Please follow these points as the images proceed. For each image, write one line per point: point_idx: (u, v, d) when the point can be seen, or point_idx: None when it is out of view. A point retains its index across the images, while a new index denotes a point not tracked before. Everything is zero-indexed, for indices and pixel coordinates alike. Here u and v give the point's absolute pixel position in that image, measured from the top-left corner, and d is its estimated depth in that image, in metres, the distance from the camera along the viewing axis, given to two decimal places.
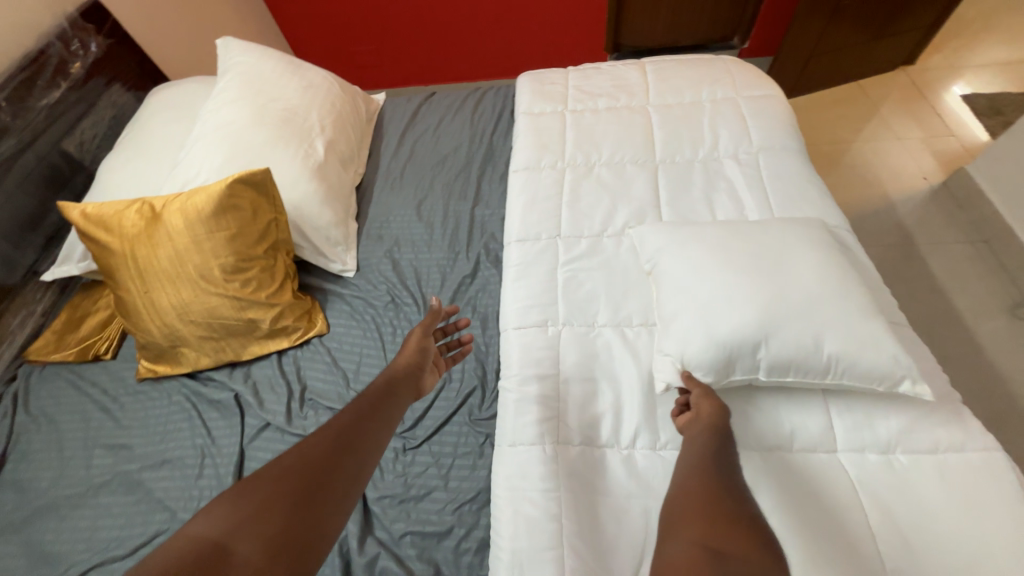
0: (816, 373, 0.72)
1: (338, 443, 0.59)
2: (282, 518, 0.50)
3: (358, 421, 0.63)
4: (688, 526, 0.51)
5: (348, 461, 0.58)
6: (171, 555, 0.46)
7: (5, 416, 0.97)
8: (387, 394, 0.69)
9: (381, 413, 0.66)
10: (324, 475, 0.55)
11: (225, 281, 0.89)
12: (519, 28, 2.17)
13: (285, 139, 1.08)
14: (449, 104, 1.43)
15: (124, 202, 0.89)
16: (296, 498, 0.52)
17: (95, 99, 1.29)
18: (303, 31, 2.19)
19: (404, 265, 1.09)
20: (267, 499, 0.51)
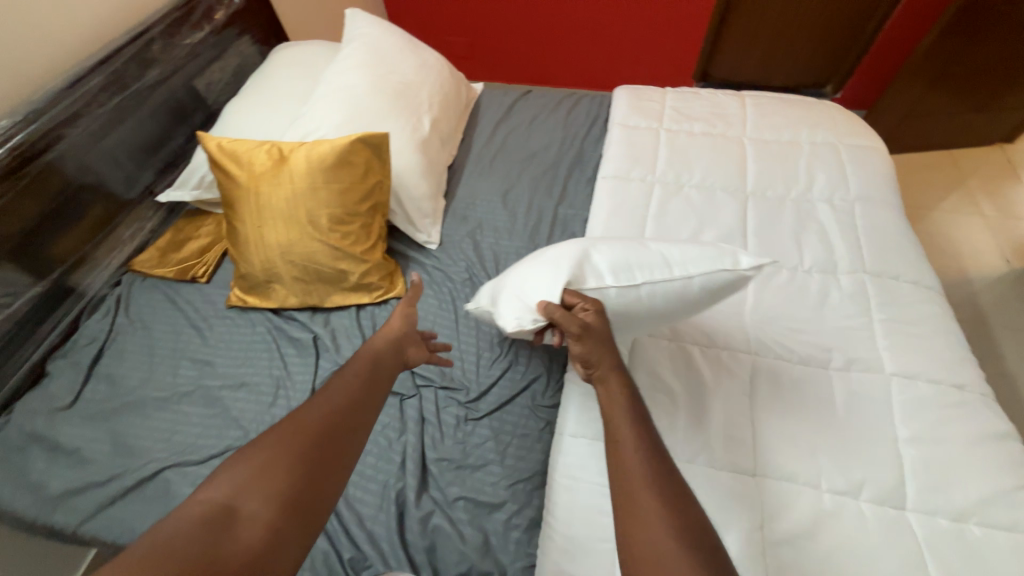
0: (663, 269, 0.76)
1: (334, 415, 0.63)
2: (283, 478, 0.55)
3: (351, 392, 0.67)
4: (646, 529, 0.54)
5: (341, 428, 0.62)
6: (186, 516, 0.51)
7: (108, 315, 1.06)
8: (375, 370, 0.72)
9: (369, 384, 0.70)
10: (320, 440, 0.60)
11: (329, 230, 0.95)
12: (610, 41, 2.20)
13: (398, 109, 1.13)
14: (544, 104, 1.47)
15: (256, 142, 0.96)
16: (296, 461, 0.57)
17: (228, 46, 1.39)
18: (405, 15, 2.29)
19: (484, 247, 1.13)
20: (267, 464, 0.56)
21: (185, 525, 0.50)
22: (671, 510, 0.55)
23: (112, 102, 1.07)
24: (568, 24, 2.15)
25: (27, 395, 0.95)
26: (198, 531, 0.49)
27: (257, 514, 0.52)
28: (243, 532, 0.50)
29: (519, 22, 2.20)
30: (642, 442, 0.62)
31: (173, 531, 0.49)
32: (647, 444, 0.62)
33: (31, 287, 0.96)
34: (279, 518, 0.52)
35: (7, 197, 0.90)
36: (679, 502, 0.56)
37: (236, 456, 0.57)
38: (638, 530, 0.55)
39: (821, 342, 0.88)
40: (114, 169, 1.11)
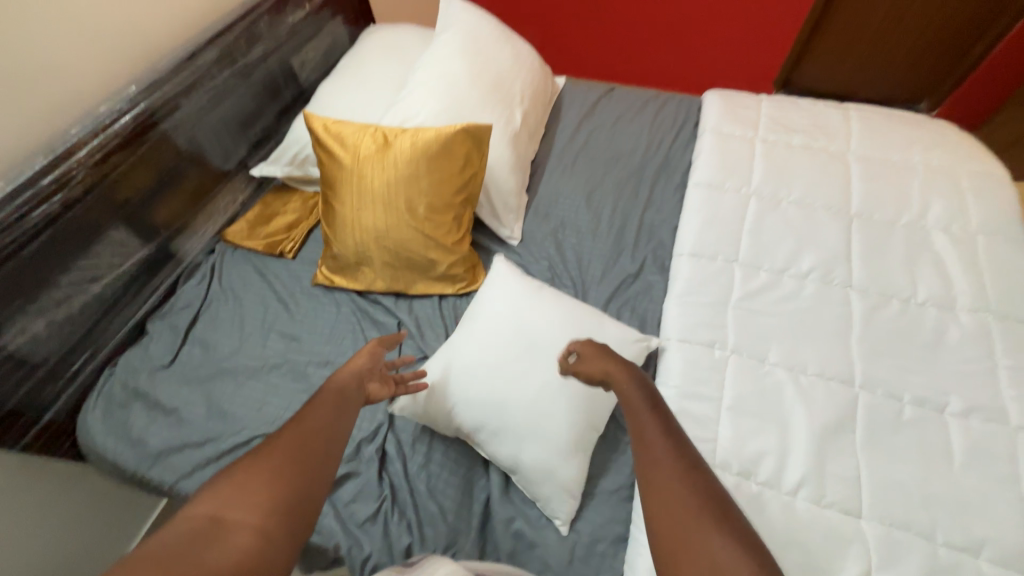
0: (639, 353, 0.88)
1: (313, 430, 0.65)
2: (266, 487, 0.56)
3: (333, 407, 0.69)
4: (669, 500, 0.56)
5: (326, 439, 0.64)
6: (176, 532, 0.50)
7: (202, 282, 1.10)
8: (347, 393, 0.72)
9: (350, 396, 0.72)
10: (304, 451, 0.61)
11: (424, 219, 0.95)
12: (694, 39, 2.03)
13: (494, 101, 1.12)
14: (629, 104, 1.43)
15: (360, 125, 0.96)
16: (283, 471, 0.58)
17: (322, 27, 1.41)
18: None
19: (567, 247, 1.10)
20: (252, 477, 0.56)
21: (173, 536, 0.50)
22: (690, 481, 0.58)
23: (221, 77, 1.10)
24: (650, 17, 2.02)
25: (129, 352, 1.00)
26: (187, 541, 0.49)
27: (242, 522, 0.52)
28: (232, 542, 0.50)
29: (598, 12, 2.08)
30: (656, 425, 0.65)
31: (162, 542, 0.49)
32: (659, 425, 0.65)
33: (139, 250, 1.01)
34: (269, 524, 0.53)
35: (127, 162, 0.94)
36: (696, 472, 0.59)
37: (220, 472, 0.57)
38: (663, 506, 0.56)
39: (936, 384, 0.83)
40: (215, 142, 1.14)
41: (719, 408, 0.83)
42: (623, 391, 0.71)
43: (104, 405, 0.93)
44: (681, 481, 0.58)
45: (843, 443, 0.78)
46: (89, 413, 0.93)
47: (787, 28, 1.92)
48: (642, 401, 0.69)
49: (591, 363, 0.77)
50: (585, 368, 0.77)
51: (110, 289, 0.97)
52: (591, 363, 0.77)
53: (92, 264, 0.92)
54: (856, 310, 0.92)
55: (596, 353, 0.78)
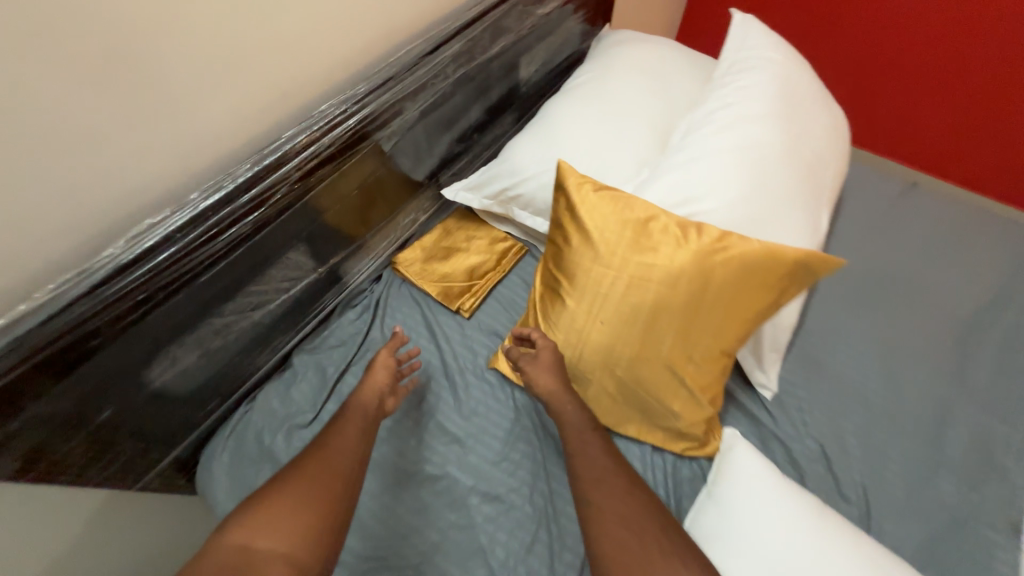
0: None
1: (332, 459, 0.65)
2: (292, 505, 0.60)
3: (347, 427, 0.70)
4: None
5: (342, 458, 0.66)
6: (215, 562, 0.55)
7: (362, 319, 0.90)
8: (363, 418, 0.71)
9: (357, 413, 0.72)
10: (327, 474, 0.64)
11: (689, 362, 0.65)
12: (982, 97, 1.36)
13: (801, 195, 0.78)
14: (946, 216, 1.01)
15: (634, 202, 0.68)
16: (312, 492, 0.62)
17: (560, 23, 1.13)
18: None
19: (847, 430, 0.76)
20: (277, 500, 0.60)
21: (226, 565, 0.54)
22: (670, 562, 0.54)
23: (452, 76, 0.87)
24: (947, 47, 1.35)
25: (269, 390, 0.83)
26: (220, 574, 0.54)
27: (272, 545, 0.57)
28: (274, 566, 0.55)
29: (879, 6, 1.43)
30: (613, 498, 0.59)
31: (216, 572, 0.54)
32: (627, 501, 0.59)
33: (310, 273, 0.82)
34: (301, 541, 0.58)
35: (330, 176, 0.74)
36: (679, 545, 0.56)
37: (245, 503, 0.61)
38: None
39: None
40: (417, 151, 0.92)
41: None
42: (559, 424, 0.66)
43: (233, 454, 0.78)
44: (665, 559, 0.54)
45: None
46: (215, 457, 0.77)
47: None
48: (584, 460, 0.63)
49: (539, 368, 0.67)
50: (536, 378, 0.68)
51: (271, 316, 0.79)
52: (538, 375, 0.67)
53: (262, 290, 0.74)
54: None
55: (550, 365, 0.68)
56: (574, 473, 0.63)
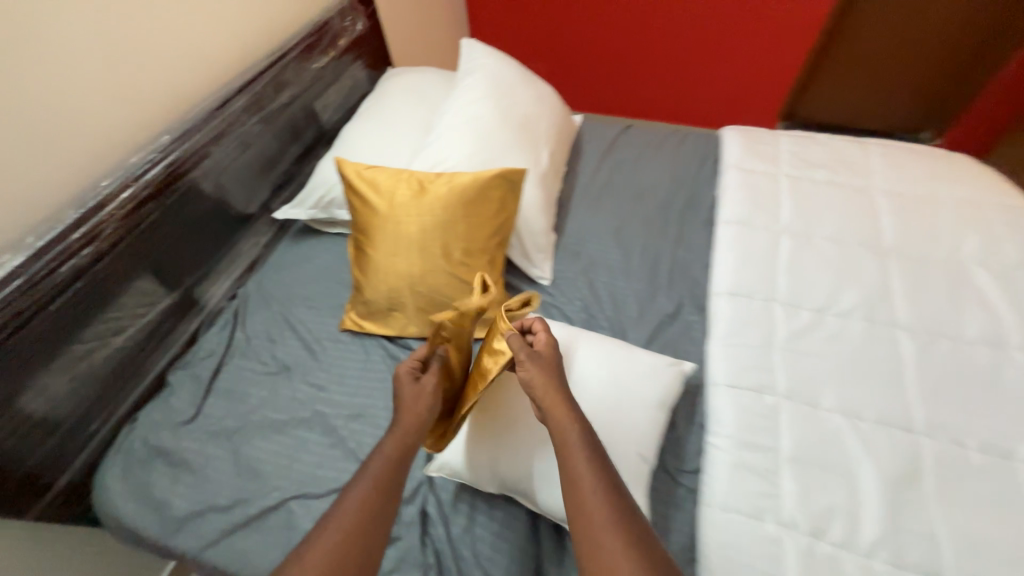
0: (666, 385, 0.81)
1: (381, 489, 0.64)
2: (335, 538, 0.59)
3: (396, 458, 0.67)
4: (589, 534, 0.58)
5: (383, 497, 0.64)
6: None
7: (226, 328, 1.07)
8: (403, 451, 0.69)
9: (406, 447, 0.69)
10: (375, 510, 0.63)
11: (459, 263, 0.93)
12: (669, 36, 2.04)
13: (520, 143, 1.13)
14: (649, 140, 1.45)
15: (395, 170, 0.95)
16: (365, 516, 0.62)
17: (344, 71, 1.42)
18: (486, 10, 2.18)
19: (601, 288, 1.08)
20: (330, 532, 0.60)
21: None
22: (619, 527, 0.58)
23: (251, 123, 1.11)
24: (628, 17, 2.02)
25: (149, 406, 0.95)
26: None
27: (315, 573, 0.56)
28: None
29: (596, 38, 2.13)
30: (589, 465, 0.63)
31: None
32: (605, 481, 0.62)
33: (163, 298, 0.98)
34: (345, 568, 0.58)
35: (157, 212, 0.92)
36: (639, 531, 0.58)
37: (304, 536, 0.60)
38: (591, 543, 0.58)
39: (1003, 428, 0.79)
40: (240, 187, 1.13)
41: (778, 459, 0.78)
42: (530, 376, 0.71)
43: (123, 464, 0.88)
44: (606, 522, 0.58)
45: (916, 495, 0.73)
46: (107, 473, 0.87)
47: (801, 50, 1.94)
48: (551, 379, 0.71)
49: (541, 370, 0.71)
50: (529, 371, 0.71)
51: (134, 339, 0.94)
52: (543, 374, 0.71)
53: (117, 316, 0.89)
54: (906, 350, 0.89)
55: (546, 366, 0.72)
56: (531, 383, 0.71)
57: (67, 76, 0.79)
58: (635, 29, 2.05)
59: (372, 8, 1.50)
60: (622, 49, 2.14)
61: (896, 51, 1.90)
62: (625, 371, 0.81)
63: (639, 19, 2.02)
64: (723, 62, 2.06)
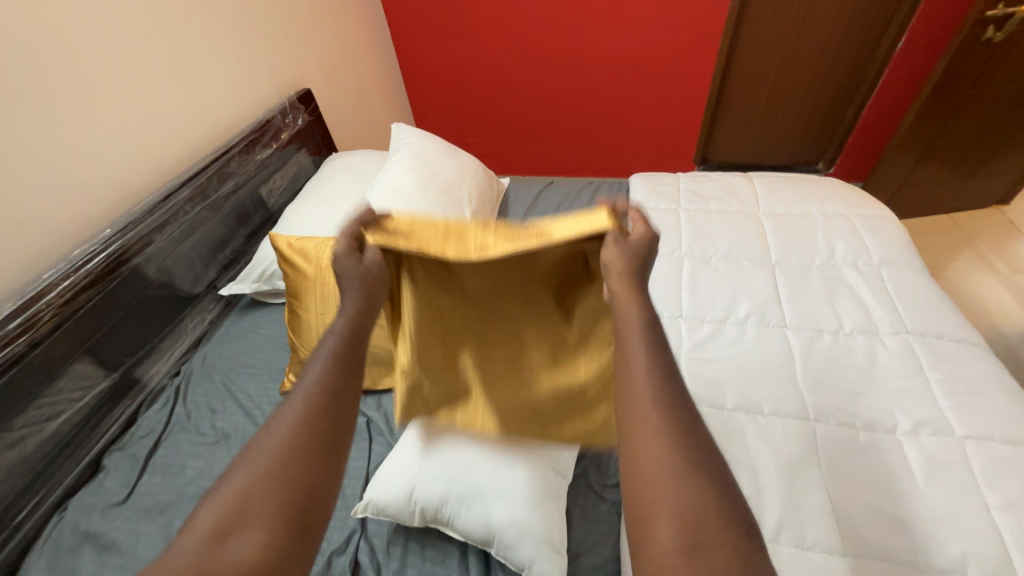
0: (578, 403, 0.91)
1: (331, 392, 0.52)
2: (263, 473, 0.45)
3: (342, 375, 0.54)
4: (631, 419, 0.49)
5: (328, 413, 0.50)
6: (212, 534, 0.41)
7: (166, 406, 1.09)
8: (352, 353, 0.57)
9: (349, 360, 0.56)
10: (315, 435, 0.49)
11: (384, 314, 1.01)
12: (583, 107, 2.33)
13: (443, 206, 1.27)
14: (567, 192, 1.62)
15: (323, 239, 1.09)
16: (311, 419, 0.49)
17: (288, 159, 1.59)
18: (424, 98, 2.46)
19: None
20: (252, 470, 0.45)
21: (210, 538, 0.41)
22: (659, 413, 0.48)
23: (195, 210, 1.23)
24: (545, 93, 2.31)
25: (81, 492, 0.94)
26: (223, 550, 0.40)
27: (239, 514, 0.42)
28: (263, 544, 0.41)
29: (522, 112, 2.40)
30: (643, 356, 0.52)
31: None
32: (657, 384, 0.50)
33: (101, 380, 1.02)
34: (294, 504, 0.44)
35: (96, 297, 1.00)
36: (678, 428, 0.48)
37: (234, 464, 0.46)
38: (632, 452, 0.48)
39: (883, 405, 0.87)
40: (186, 269, 1.22)
41: None
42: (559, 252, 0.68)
43: (48, 555, 0.85)
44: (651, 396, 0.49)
45: (811, 475, 0.79)
46: (28, 566, 0.84)
47: (696, 106, 2.23)
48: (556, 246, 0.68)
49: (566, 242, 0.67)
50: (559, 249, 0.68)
51: (69, 423, 0.96)
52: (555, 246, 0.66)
53: (52, 400, 0.93)
54: (795, 347, 0.99)
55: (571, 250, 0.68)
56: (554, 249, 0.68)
57: (11, 184, 0.89)
58: (555, 102, 2.33)
59: (312, 105, 1.70)
60: (546, 119, 2.41)
61: (779, 99, 2.18)
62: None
63: (555, 95, 2.31)
64: (635, 121, 2.34)
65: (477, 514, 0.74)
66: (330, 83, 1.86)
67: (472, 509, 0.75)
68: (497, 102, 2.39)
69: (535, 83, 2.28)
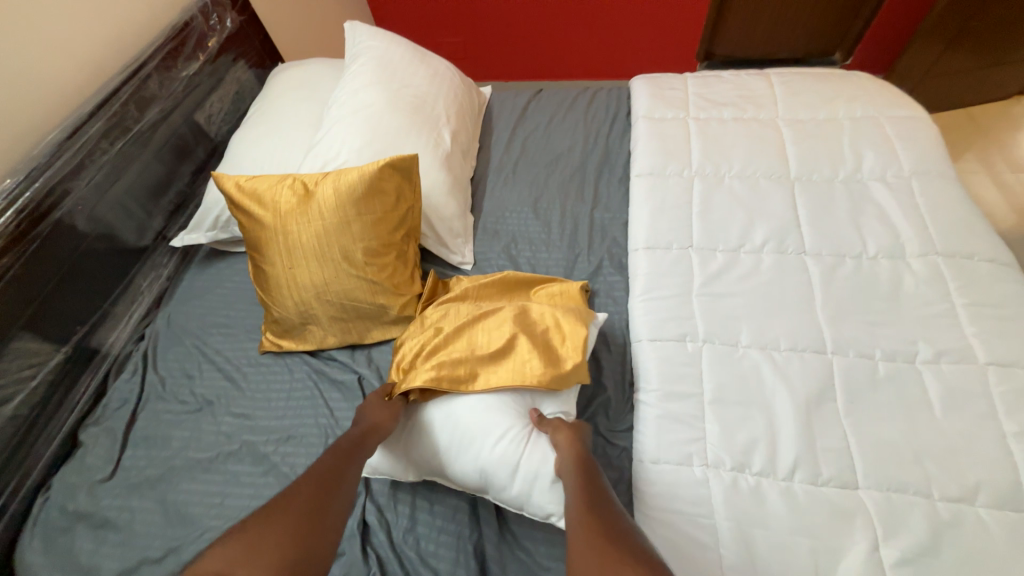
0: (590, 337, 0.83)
1: (319, 496, 0.59)
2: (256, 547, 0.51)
3: (343, 463, 0.66)
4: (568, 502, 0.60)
5: (311, 519, 0.56)
6: None
7: (136, 375, 1.00)
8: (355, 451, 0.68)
9: (356, 451, 0.68)
10: (305, 528, 0.54)
11: (363, 264, 0.89)
12: None
13: (417, 127, 1.08)
14: (559, 102, 1.41)
15: (278, 178, 0.92)
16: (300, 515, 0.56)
17: (223, 74, 1.31)
18: None
19: (522, 262, 1.06)
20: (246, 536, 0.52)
21: None
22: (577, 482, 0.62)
23: (116, 147, 1.02)
24: None
25: (62, 471, 0.89)
26: None
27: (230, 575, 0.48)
28: None
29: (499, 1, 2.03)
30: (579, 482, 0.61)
31: None
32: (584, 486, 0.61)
33: (52, 354, 0.92)
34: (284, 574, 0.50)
35: (18, 264, 0.85)
36: (598, 504, 0.58)
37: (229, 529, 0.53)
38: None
39: (905, 334, 0.82)
40: (124, 219, 1.05)
41: (701, 404, 0.79)
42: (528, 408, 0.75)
43: (42, 536, 0.81)
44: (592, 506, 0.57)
45: (828, 412, 0.76)
46: (23, 549, 0.81)
47: None
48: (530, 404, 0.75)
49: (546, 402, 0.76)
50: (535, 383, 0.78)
51: (28, 402, 0.88)
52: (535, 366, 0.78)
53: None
54: (815, 275, 0.91)
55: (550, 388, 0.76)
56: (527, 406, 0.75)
57: None
58: None
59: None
60: (529, 8, 2.04)
61: None
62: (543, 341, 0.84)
63: None
64: (632, 9, 2.00)
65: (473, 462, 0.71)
66: None
67: (468, 457, 0.72)
68: None
69: None
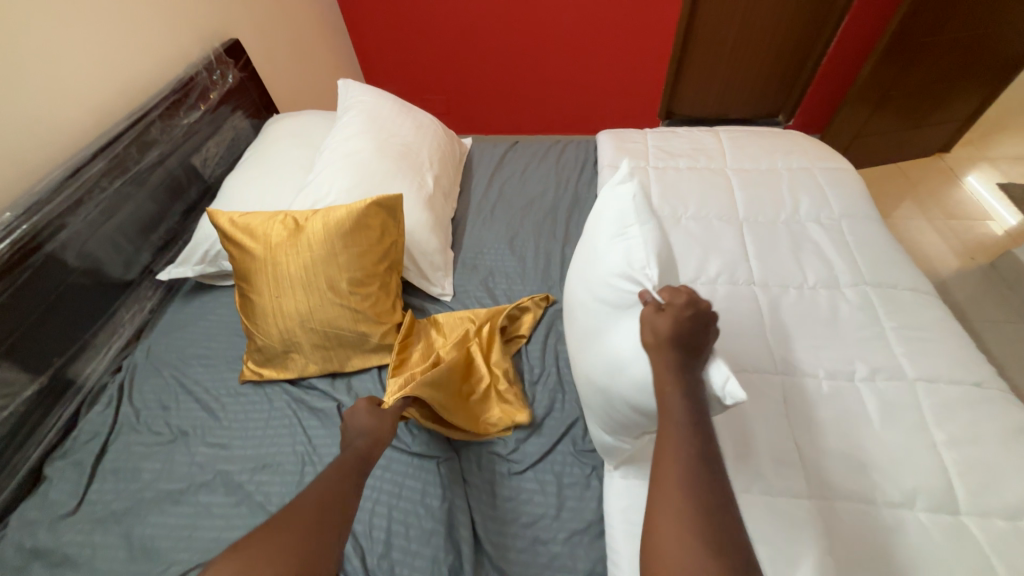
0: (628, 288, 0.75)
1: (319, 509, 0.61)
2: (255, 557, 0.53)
3: (339, 476, 0.67)
4: (659, 435, 0.58)
5: (313, 533, 0.57)
6: None
7: (110, 406, 0.99)
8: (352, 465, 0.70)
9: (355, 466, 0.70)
10: (306, 539, 0.56)
11: (347, 293, 0.95)
12: (544, 59, 2.20)
13: (402, 171, 1.18)
14: (534, 152, 1.55)
15: (270, 215, 0.98)
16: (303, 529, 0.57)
17: (221, 123, 1.41)
18: (371, 51, 2.24)
19: (499, 294, 1.13)
20: (247, 547, 0.54)
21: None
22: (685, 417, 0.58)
23: (114, 186, 1.07)
24: (504, 43, 2.15)
25: (21, 507, 0.86)
26: None
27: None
28: None
29: (480, 66, 2.24)
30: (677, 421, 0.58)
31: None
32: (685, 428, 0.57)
33: (27, 385, 0.92)
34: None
35: (5, 293, 0.87)
36: (696, 451, 0.55)
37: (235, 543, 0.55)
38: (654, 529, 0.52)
39: (844, 355, 0.91)
40: (113, 253, 1.08)
41: None
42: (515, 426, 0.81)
43: None
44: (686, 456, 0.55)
45: (780, 427, 0.82)
46: None
47: (660, 57, 2.16)
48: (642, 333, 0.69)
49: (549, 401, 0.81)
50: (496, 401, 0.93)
51: None
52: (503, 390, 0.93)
53: None
54: (764, 303, 1.01)
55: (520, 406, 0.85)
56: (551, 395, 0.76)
57: None
58: (515, 54, 2.19)
59: (243, 59, 1.51)
60: (506, 72, 2.26)
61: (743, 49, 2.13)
62: (594, 246, 0.85)
63: (515, 46, 2.16)
64: (599, 75, 2.24)
65: (620, 398, 0.71)
66: (261, 31, 1.64)
67: (618, 398, 0.72)
68: (452, 55, 2.21)
69: (493, 31, 2.11)
